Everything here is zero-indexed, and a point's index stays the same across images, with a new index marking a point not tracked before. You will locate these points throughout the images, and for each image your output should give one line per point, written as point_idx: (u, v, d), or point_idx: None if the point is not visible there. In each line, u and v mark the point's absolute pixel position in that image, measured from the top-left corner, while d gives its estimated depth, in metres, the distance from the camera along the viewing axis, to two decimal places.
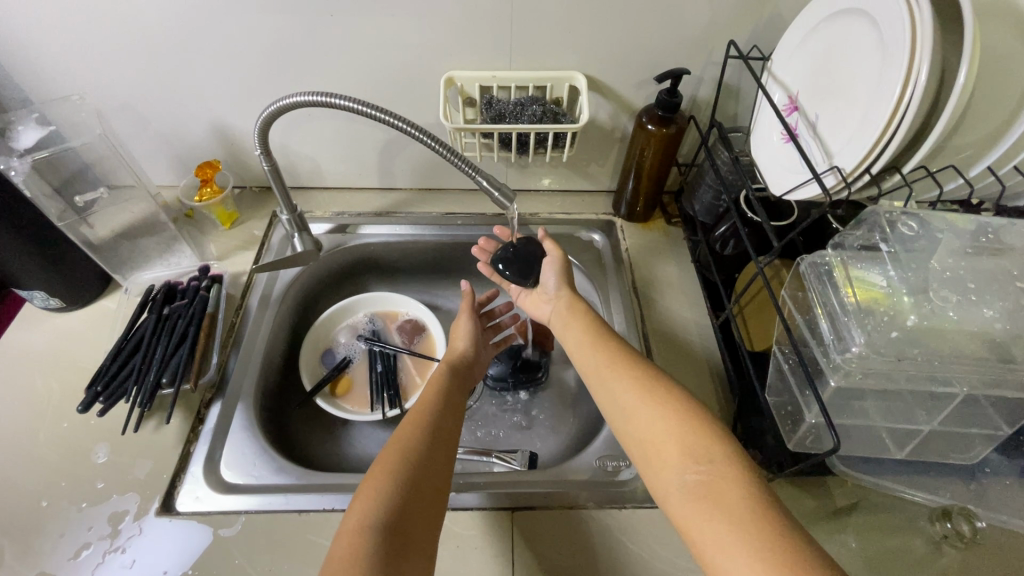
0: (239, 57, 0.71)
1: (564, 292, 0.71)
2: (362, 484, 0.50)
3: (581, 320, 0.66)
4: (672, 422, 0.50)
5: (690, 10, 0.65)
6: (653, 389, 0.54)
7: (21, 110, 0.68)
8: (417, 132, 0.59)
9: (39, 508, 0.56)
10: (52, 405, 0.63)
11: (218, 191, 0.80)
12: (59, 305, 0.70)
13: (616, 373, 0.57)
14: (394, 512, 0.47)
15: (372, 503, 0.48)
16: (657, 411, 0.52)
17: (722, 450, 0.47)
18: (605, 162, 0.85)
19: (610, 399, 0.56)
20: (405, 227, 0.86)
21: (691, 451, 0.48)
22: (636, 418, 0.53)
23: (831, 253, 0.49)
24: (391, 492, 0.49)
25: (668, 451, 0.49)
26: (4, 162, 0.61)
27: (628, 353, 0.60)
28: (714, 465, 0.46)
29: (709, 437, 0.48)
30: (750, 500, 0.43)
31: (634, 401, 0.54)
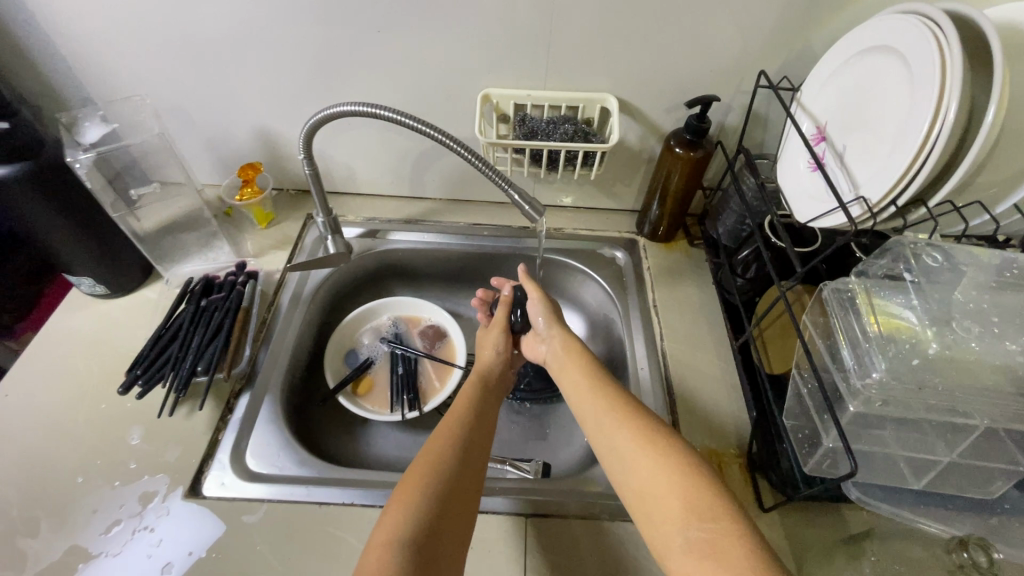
0: (289, 66, 0.75)
1: (555, 330, 0.72)
2: (392, 499, 0.53)
3: (576, 362, 0.67)
4: (673, 476, 0.50)
5: (721, 41, 0.68)
6: (652, 438, 0.54)
7: (86, 109, 0.71)
8: (453, 143, 0.61)
9: (75, 483, 0.59)
10: (92, 387, 0.66)
11: (258, 192, 0.83)
12: (104, 292, 0.74)
13: (616, 423, 0.58)
14: (420, 532, 0.49)
15: (400, 521, 0.50)
16: (657, 463, 0.52)
17: (724, 506, 0.47)
18: (631, 182, 0.87)
19: (609, 446, 0.57)
20: (433, 235, 0.88)
21: (693, 508, 0.48)
22: (637, 470, 0.53)
23: (855, 280, 0.50)
24: (418, 513, 0.50)
25: (670, 504, 0.49)
26: (70, 154, 0.63)
27: (629, 399, 0.60)
28: (718, 524, 0.46)
29: (711, 495, 0.48)
30: (752, 558, 0.43)
31: (634, 452, 0.54)
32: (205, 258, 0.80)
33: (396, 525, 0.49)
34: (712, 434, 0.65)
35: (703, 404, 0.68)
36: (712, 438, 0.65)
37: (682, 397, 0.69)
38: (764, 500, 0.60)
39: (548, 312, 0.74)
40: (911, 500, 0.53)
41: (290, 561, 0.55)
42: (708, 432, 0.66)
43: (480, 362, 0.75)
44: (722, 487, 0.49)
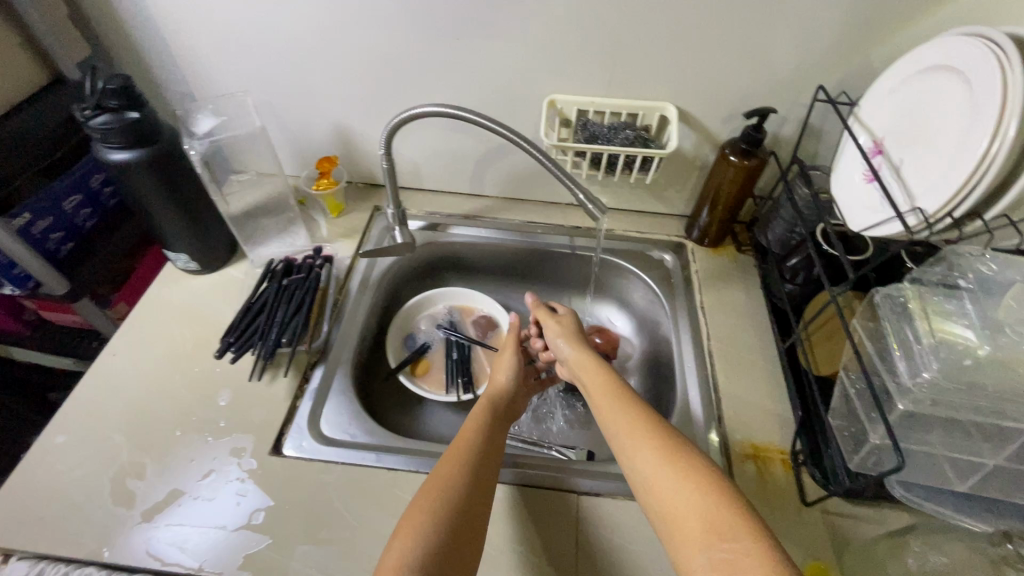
0: (370, 68, 0.81)
1: (571, 349, 0.75)
2: (402, 521, 0.52)
3: (595, 376, 0.69)
4: (692, 494, 0.49)
5: (782, 55, 0.71)
6: (671, 455, 0.53)
7: (198, 103, 0.79)
8: (528, 145, 0.66)
9: (174, 435, 0.66)
10: (187, 352, 0.74)
11: (332, 183, 0.89)
12: (196, 268, 0.81)
13: (635, 440, 0.57)
14: (429, 554, 0.49)
15: (407, 544, 0.49)
16: (677, 481, 0.51)
17: (746, 523, 0.45)
18: (683, 189, 0.90)
19: (631, 462, 0.55)
20: (490, 231, 0.93)
21: (713, 527, 0.46)
22: (656, 488, 0.52)
23: (908, 287, 0.53)
24: (429, 531, 0.50)
25: (689, 526, 0.47)
26: (187, 142, 0.72)
27: (648, 416, 0.59)
28: (739, 542, 0.44)
29: (732, 513, 0.46)
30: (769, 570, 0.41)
31: (654, 469, 0.53)
32: (283, 241, 0.87)
33: (402, 548, 0.49)
34: (755, 432, 0.68)
35: (748, 402, 0.71)
36: (753, 436, 0.68)
37: (727, 394, 0.72)
38: (807, 494, 0.63)
39: (568, 336, 0.77)
40: (951, 501, 0.56)
41: (363, 517, 0.60)
42: (753, 428, 0.69)
43: (494, 386, 0.74)
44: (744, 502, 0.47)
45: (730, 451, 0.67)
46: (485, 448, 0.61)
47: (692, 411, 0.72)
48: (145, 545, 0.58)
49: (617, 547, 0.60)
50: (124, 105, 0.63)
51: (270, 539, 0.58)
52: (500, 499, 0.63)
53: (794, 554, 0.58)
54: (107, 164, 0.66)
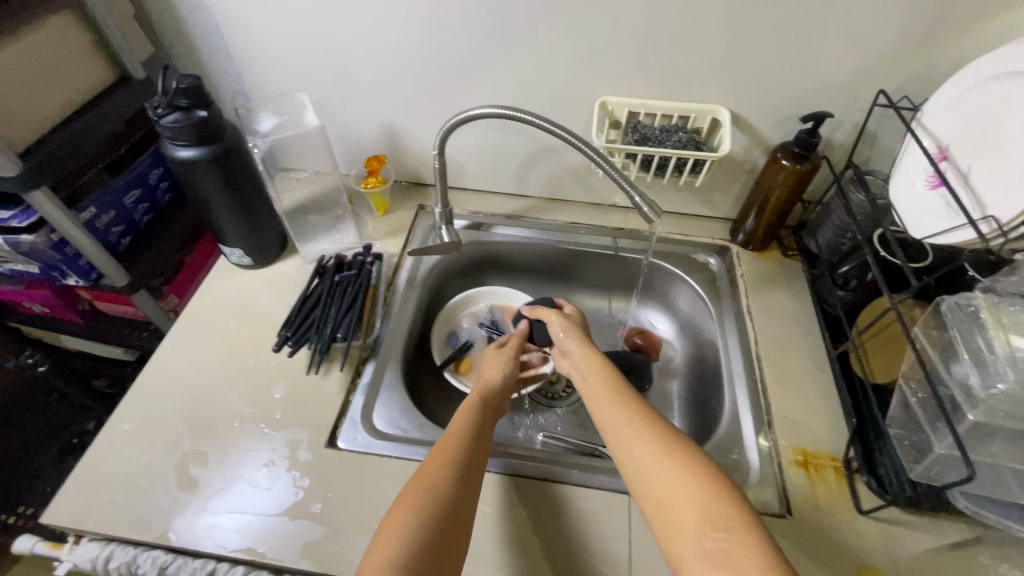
0: (423, 69, 0.82)
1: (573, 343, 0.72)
2: (391, 511, 0.51)
3: (595, 369, 0.67)
4: (687, 484, 0.49)
5: (842, 59, 0.70)
6: (668, 445, 0.54)
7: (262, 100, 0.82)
8: (585, 147, 0.66)
9: (233, 426, 0.68)
10: (243, 345, 0.76)
11: (381, 182, 0.91)
12: (249, 263, 0.83)
13: (631, 430, 0.57)
14: (418, 545, 0.48)
15: (398, 534, 0.49)
16: (672, 471, 0.51)
17: (739, 515, 0.46)
18: (729, 192, 0.90)
19: (626, 452, 0.55)
20: (533, 231, 0.94)
21: (707, 518, 0.46)
22: (651, 477, 0.52)
23: (979, 296, 0.54)
24: (420, 522, 0.50)
25: (684, 516, 0.47)
26: (251, 138, 0.76)
27: (644, 408, 0.59)
28: (733, 533, 0.45)
29: (728, 506, 0.47)
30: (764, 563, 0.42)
31: (649, 458, 0.53)
32: (333, 238, 0.88)
33: (392, 538, 0.48)
34: (806, 438, 0.68)
35: (799, 409, 0.70)
36: (804, 441, 0.67)
37: (777, 400, 0.72)
38: (861, 502, 0.62)
39: (570, 330, 0.75)
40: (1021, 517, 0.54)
41: None
42: (804, 435, 0.68)
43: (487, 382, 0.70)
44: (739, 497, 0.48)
45: (781, 456, 0.67)
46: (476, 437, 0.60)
47: (741, 415, 0.72)
48: (209, 530, 0.60)
49: None
50: (195, 103, 0.66)
51: (327, 529, 0.60)
52: (550, 497, 0.64)
53: (849, 563, 0.58)
54: (174, 161, 0.68)
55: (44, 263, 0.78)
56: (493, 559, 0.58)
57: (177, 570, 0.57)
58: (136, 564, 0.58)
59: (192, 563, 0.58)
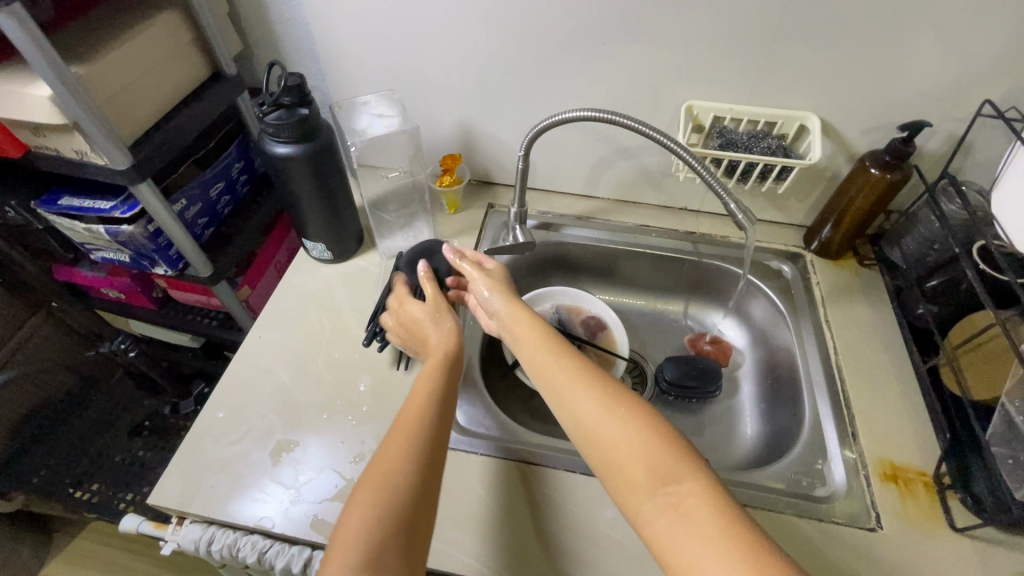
0: (505, 69, 0.82)
1: (501, 299, 0.68)
2: (348, 505, 0.50)
3: (531, 326, 0.64)
4: (632, 438, 0.49)
5: (945, 67, 0.69)
6: (608, 400, 0.53)
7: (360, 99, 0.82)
8: (682, 152, 0.66)
9: (322, 417, 0.69)
10: (325, 338, 0.78)
11: (455, 181, 0.92)
12: (329, 257, 0.85)
13: (570, 388, 0.55)
14: (379, 539, 0.47)
15: (360, 531, 0.47)
16: (616, 426, 0.51)
17: (689, 467, 0.47)
18: (806, 199, 0.88)
19: (570, 412, 0.54)
20: (603, 233, 0.94)
21: (657, 471, 0.47)
22: (597, 436, 0.51)
23: None
24: (377, 516, 0.48)
25: (635, 472, 0.48)
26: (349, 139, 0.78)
27: (581, 362, 0.58)
28: (681, 485, 0.46)
29: (673, 456, 0.47)
30: (720, 517, 0.43)
31: (592, 417, 0.52)
32: (408, 235, 0.90)
33: (352, 538, 0.47)
34: (895, 451, 0.67)
35: (884, 421, 0.70)
36: (892, 453, 0.67)
37: (861, 412, 0.71)
38: (955, 519, 0.61)
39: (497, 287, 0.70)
40: None
41: (509, 509, 0.62)
42: (892, 450, 0.67)
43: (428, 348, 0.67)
44: (687, 446, 0.49)
45: (867, 469, 0.66)
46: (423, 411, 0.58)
47: (823, 424, 0.71)
48: (304, 518, 0.61)
49: None
50: (297, 101, 0.67)
51: None
52: None
53: None
54: (274, 157, 0.70)
55: (137, 252, 0.81)
56: (582, 557, 0.59)
57: (276, 556, 0.59)
58: (237, 547, 0.61)
59: (290, 549, 0.60)
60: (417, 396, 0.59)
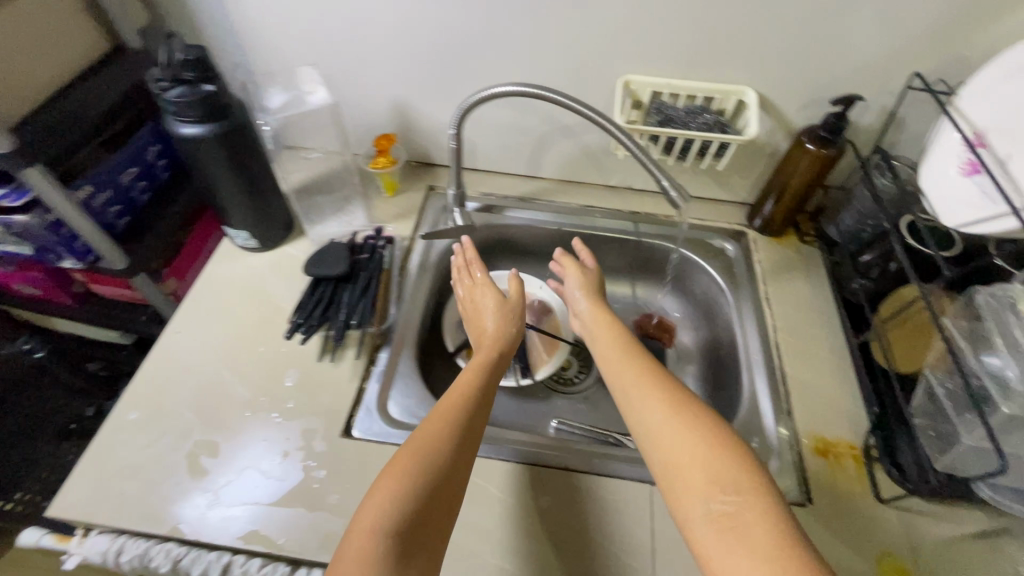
0: (436, 42, 0.78)
1: (589, 307, 0.75)
2: (382, 476, 0.50)
3: (611, 333, 0.69)
4: (697, 446, 0.50)
5: (876, 39, 0.68)
6: (680, 408, 0.54)
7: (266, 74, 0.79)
8: (612, 128, 0.64)
9: (245, 415, 0.66)
10: (250, 331, 0.73)
11: (390, 162, 0.87)
12: (255, 246, 0.80)
13: (642, 394, 0.57)
14: (406, 516, 0.47)
15: (389, 503, 0.48)
16: (680, 433, 0.51)
17: (749, 478, 0.46)
18: (748, 175, 0.87)
19: (636, 415, 0.56)
20: (546, 215, 0.91)
21: (717, 480, 0.47)
22: (659, 439, 0.52)
23: (1017, 288, 0.53)
24: (410, 492, 0.48)
25: (691, 477, 0.48)
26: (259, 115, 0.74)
27: (661, 372, 0.59)
28: (741, 496, 0.45)
29: (737, 468, 0.47)
30: (774, 534, 0.42)
31: (660, 421, 0.53)
32: (340, 221, 0.85)
33: (380, 509, 0.47)
34: (828, 426, 0.67)
35: (818, 396, 0.70)
36: (824, 428, 0.67)
37: (795, 389, 0.71)
38: (881, 491, 0.62)
39: (588, 294, 0.77)
40: None
41: None
42: (825, 425, 0.67)
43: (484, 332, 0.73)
44: (752, 460, 0.48)
45: (800, 445, 0.66)
46: (471, 397, 0.59)
47: (760, 403, 0.71)
48: (222, 521, 0.58)
49: None
50: (199, 78, 0.62)
51: (347, 520, 0.59)
52: (570, 486, 0.62)
53: (869, 551, 0.58)
54: (179, 138, 0.64)
55: (39, 245, 0.75)
56: (512, 546, 0.58)
57: (192, 563, 0.56)
58: (149, 556, 0.57)
59: (207, 556, 0.57)
60: (472, 381, 0.62)
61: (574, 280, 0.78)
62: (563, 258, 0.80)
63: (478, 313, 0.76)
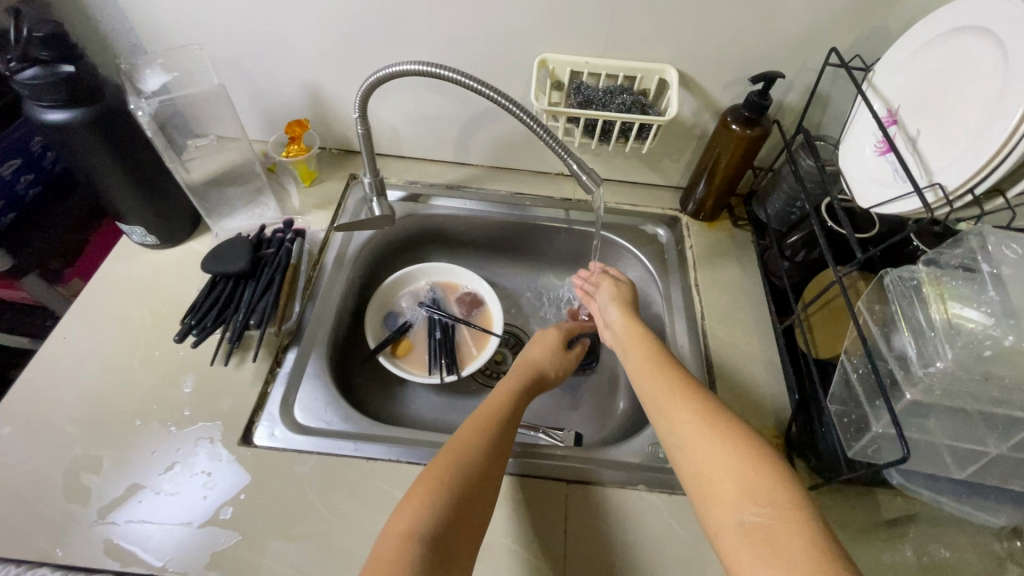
0: (339, 19, 0.73)
1: (616, 317, 0.72)
2: (413, 489, 0.50)
3: (641, 340, 0.66)
4: (732, 456, 0.48)
5: (791, 15, 0.65)
6: (713, 417, 0.52)
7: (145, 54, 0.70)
8: (514, 107, 0.60)
9: (134, 426, 0.61)
10: (146, 333, 0.68)
11: (304, 149, 0.82)
12: (154, 243, 0.75)
13: (674, 403, 0.55)
14: (436, 527, 0.47)
15: (420, 515, 0.47)
16: (714, 443, 0.50)
17: (784, 492, 0.44)
18: (679, 158, 0.85)
19: (667, 427, 0.54)
20: (474, 203, 0.87)
21: (749, 490, 0.45)
22: (692, 449, 0.51)
23: (922, 269, 0.51)
24: (440, 502, 0.48)
25: (724, 488, 0.46)
26: (133, 102, 0.65)
27: (694, 382, 0.58)
28: (775, 508, 0.44)
29: (770, 478, 0.45)
30: (813, 552, 0.40)
31: (692, 431, 0.52)
32: (250, 213, 0.81)
33: (415, 517, 0.47)
34: (752, 415, 0.65)
35: (743, 384, 0.68)
36: (748, 418, 0.65)
37: (720, 377, 0.69)
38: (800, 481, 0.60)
39: (619, 304, 0.73)
40: (950, 489, 0.53)
41: (340, 511, 0.57)
42: (748, 414, 0.66)
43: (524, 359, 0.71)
44: (784, 471, 0.46)
45: None
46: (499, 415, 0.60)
47: None
48: (101, 542, 0.54)
49: (605, 534, 0.57)
50: (58, 57, 0.56)
51: (239, 535, 0.55)
52: None
53: None
54: (43, 127, 0.58)
55: None
56: None
57: None
58: None
59: None
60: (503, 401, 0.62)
61: (607, 291, 0.75)
62: (601, 275, 0.79)
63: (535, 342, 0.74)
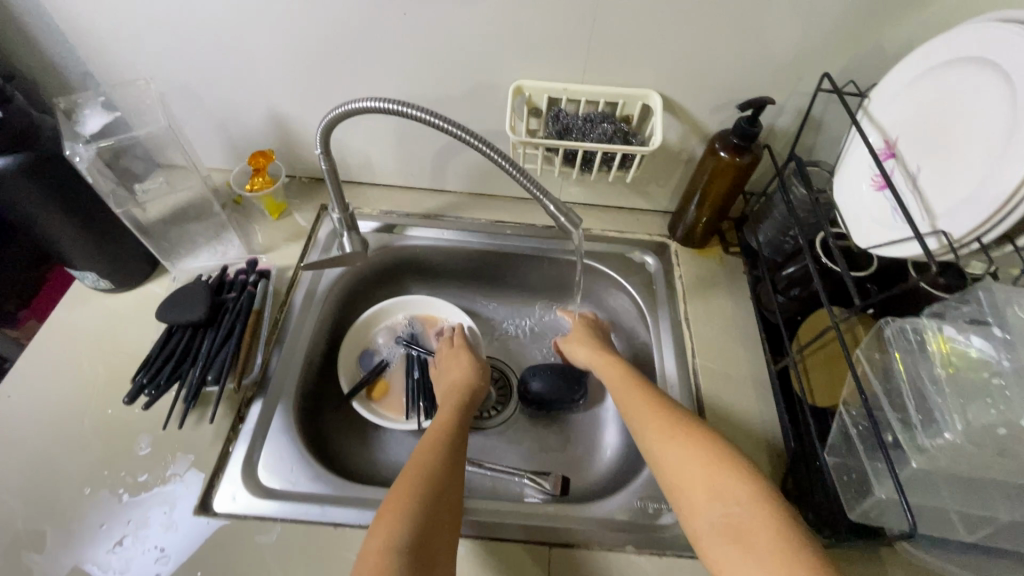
0: (301, 47, 0.68)
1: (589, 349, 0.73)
2: (382, 506, 0.50)
3: (612, 365, 0.68)
4: (700, 462, 0.50)
5: (780, 38, 0.62)
6: (678, 425, 0.54)
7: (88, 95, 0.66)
8: (485, 146, 0.55)
9: (82, 495, 0.56)
10: (98, 389, 0.64)
11: (270, 181, 0.78)
12: (109, 287, 0.70)
13: (643, 415, 0.57)
14: (413, 535, 0.47)
15: (394, 528, 0.47)
16: (684, 450, 0.52)
17: (747, 490, 0.47)
18: (666, 182, 0.81)
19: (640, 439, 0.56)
20: (452, 232, 0.83)
21: (718, 491, 0.48)
22: (664, 460, 0.53)
23: (928, 323, 0.47)
24: (416, 511, 0.49)
25: (695, 493, 0.49)
26: (70, 147, 0.60)
27: (660, 395, 0.60)
28: (742, 504, 0.46)
29: (736, 477, 0.48)
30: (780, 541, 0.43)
31: (662, 440, 0.54)
32: (214, 252, 0.77)
33: (388, 531, 0.47)
34: None
35: (736, 429, 0.64)
36: None
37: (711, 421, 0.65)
38: None
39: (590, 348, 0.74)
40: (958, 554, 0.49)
41: None
42: None
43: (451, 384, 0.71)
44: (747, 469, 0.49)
45: None
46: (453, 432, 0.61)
47: None
48: None
49: None
50: None
51: None
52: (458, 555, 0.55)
53: None
54: None
55: None
56: None
57: None
58: None
59: None
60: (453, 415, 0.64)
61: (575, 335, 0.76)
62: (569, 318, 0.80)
63: (451, 366, 0.73)
